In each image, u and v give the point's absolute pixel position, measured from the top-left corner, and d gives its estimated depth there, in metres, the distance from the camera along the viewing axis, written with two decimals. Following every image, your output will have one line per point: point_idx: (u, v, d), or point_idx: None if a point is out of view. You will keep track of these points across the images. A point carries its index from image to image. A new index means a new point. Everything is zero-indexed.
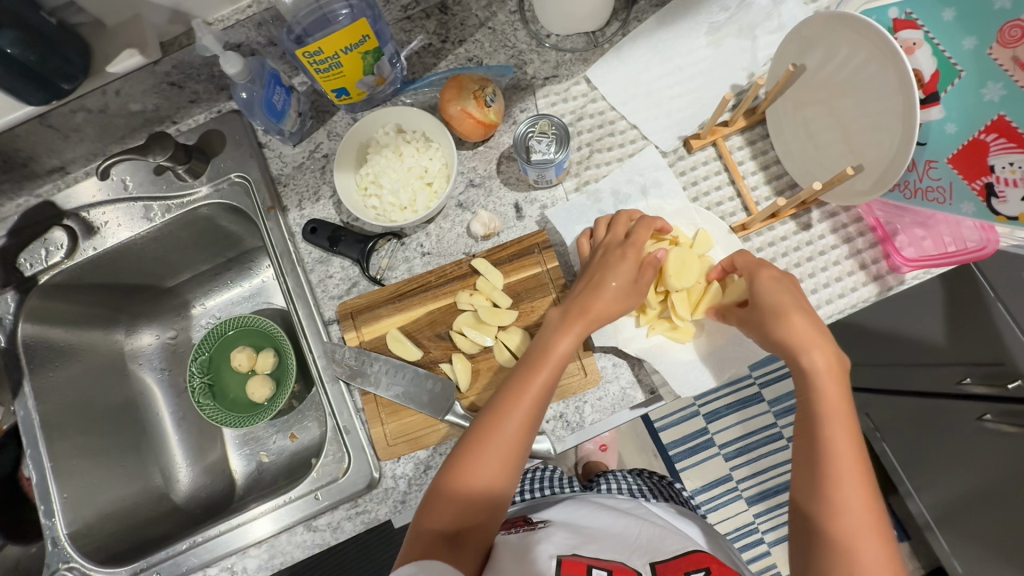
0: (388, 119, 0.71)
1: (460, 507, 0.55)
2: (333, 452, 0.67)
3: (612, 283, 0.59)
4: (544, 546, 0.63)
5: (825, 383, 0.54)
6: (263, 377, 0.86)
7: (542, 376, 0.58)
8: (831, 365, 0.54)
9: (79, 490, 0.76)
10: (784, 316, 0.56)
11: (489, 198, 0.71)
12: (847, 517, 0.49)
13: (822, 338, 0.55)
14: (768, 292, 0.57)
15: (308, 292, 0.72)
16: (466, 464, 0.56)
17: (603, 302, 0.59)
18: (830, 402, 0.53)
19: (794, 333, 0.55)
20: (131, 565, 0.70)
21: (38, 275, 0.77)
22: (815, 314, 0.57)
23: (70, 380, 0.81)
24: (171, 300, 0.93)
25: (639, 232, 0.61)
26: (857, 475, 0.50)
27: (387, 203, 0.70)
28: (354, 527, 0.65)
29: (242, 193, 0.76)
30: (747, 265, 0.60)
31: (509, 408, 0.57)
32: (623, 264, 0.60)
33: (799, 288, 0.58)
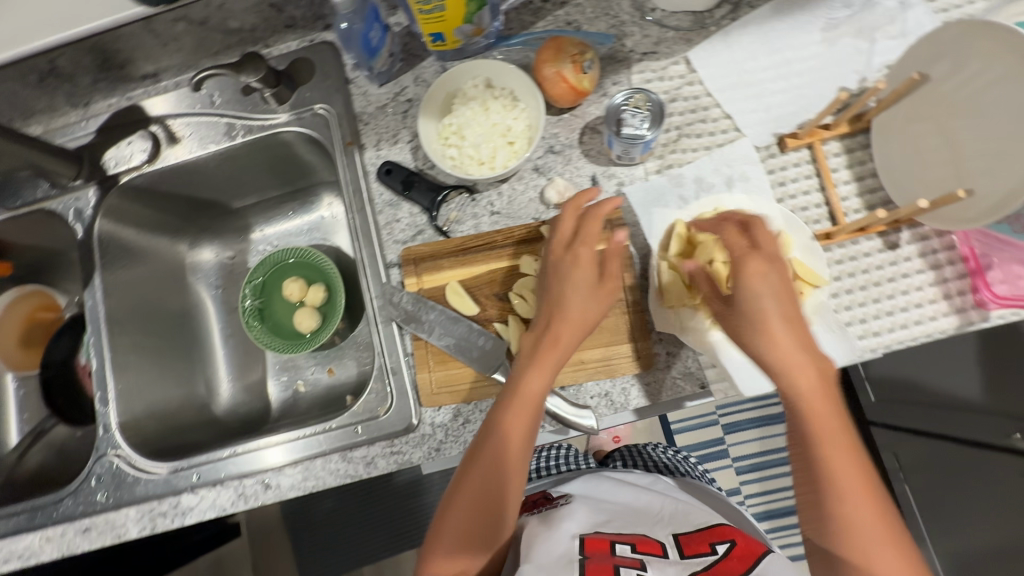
0: (480, 71, 0.70)
1: (474, 543, 0.58)
2: (377, 390, 0.69)
3: (577, 294, 0.59)
4: (567, 524, 0.64)
5: (812, 403, 0.51)
6: (312, 310, 0.89)
7: (521, 416, 0.57)
8: (814, 380, 0.52)
9: (131, 384, 0.79)
10: (762, 333, 0.52)
11: (567, 166, 0.70)
12: (858, 532, 0.50)
13: (808, 360, 0.52)
14: (744, 300, 0.52)
15: (373, 233, 0.72)
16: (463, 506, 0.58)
17: (569, 326, 0.59)
18: (818, 422, 0.51)
19: (779, 358, 0.52)
20: (175, 462, 0.71)
21: (119, 175, 0.79)
22: (796, 321, 0.53)
23: (135, 280, 0.85)
24: (235, 221, 0.96)
25: (581, 225, 0.62)
26: (858, 485, 0.50)
27: (465, 155, 0.69)
28: (387, 466, 0.66)
29: (323, 126, 0.77)
30: (733, 256, 0.54)
31: (496, 453, 0.57)
32: (578, 270, 0.60)
33: (787, 286, 0.53)
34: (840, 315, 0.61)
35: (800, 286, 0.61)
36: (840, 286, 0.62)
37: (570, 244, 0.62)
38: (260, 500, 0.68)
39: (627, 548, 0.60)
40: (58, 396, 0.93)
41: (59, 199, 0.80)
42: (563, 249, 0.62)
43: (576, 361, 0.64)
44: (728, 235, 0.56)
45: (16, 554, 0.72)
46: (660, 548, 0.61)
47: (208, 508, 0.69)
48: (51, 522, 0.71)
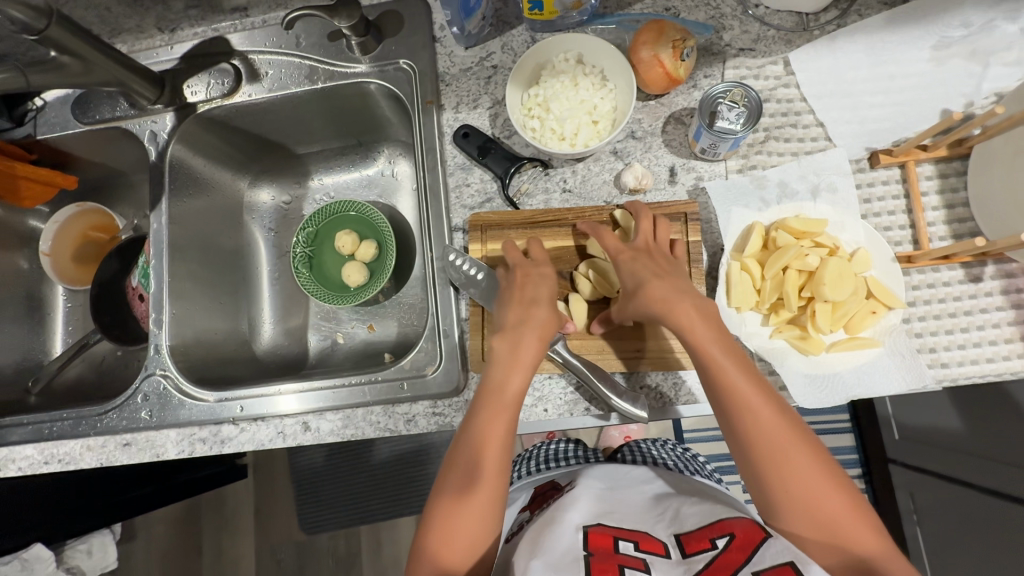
0: (573, 46, 0.69)
1: (468, 532, 0.55)
2: (427, 349, 0.69)
3: (539, 304, 0.61)
4: (571, 516, 0.62)
5: (697, 331, 0.55)
6: (362, 265, 0.88)
7: (496, 405, 0.57)
8: (697, 321, 0.56)
9: (184, 311, 0.80)
10: (643, 293, 0.57)
11: (646, 153, 0.69)
12: (764, 429, 0.53)
13: (681, 297, 0.57)
14: (627, 272, 0.60)
15: (442, 195, 0.72)
16: (452, 487, 0.56)
17: (529, 342, 0.59)
18: (711, 355, 0.55)
19: (658, 302, 0.57)
20: (222, 392, 0.72)
21: (197, 104, 0.80)
22: (674, 279, 0.58)
23: (197, 210, 0.86)
24: (297, 166, 0.96)
25: (532, 252, 0.65)
26: (765, 408, 0.54)
27: (547, 128, 0.68)
28: (427, 425, 0.67)
29: (405, 81, 0.77)
30: (611, 244, 0.62)
31: (478, 442, 0.56)
32: (524, 286, 0.62)
33: (655, 259, 0.60)
34: (912, 341, 0.60)
35: (875, 306, 0.59)
36: (913, 312, 0.61)
37: (536, 263, 0.64)
38: (298, 440, 0.69)
39: (629, 546, 0.58)
40: (106, 313, 0.91)
41: (137, 119, 0.81)
42: (524, 270, 0.64)
43: (631, 349, 0.64)
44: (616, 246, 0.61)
45: (57, 457, 0.73)
46: (663, 547, 0.57)
47: (248, 441, 0.70)
48: (93, 432, 0.73)
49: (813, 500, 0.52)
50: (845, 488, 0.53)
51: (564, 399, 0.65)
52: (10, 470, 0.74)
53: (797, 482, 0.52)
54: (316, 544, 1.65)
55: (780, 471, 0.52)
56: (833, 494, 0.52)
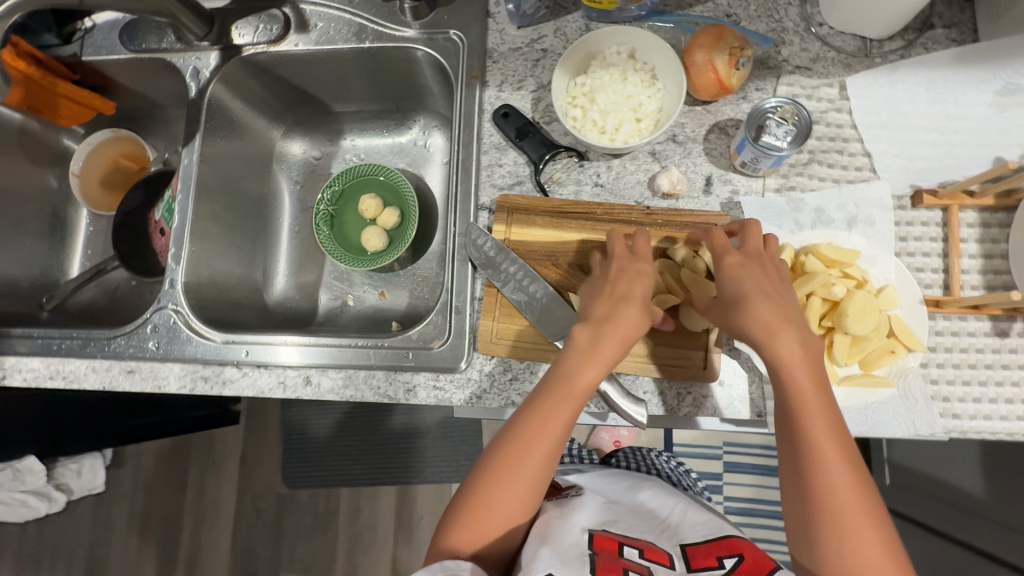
0: (628, 39, 0.68)
1: (497, 521, 0.55)
2: (436, 322, 0.70)
3: (631, 301, 0.58)
4: (578, 518, 0.64)
5: (789, 362, 0.52)
6: (382, 232, 0.88)
7: (563, 401, 0.55)
8: (797, 353, 0.53)
9: (202, 251, 0.81)
10: (746, 307, 0.55)
11: (685, 159, 0.68)
12: (834, 485, 0.49)
13: (785, 325, 0.53)
14: (732, 283, 0.57)
15: (473, 171, 0.72)
16: (494, 471, 0.56)
17: (611, 342, 0.56)
18: (799, 382, 0.52)
19: (755, 321, 0.54)
20: (229, 334, 0.73)
21: (243, 47, 0.79)
22: (780, 301, 0.55)
23: (228, 152, 0.86)
24: (331, 123, 0.96)
25: (637, 241, 0.62)
26: (839, 460, 0.50)
27: (589, 119, 0.67)
28: (426, 398, 0.67)
29: (452, 53, 0.76)
30: (719, 248, 0.59)
31: (533, 436, 0.55)
32: (622, 280, 0.60)
33: (769, 274, 0.57)
34: (926, 387, 0.59)
35: (894, 345, 0.58)
36: (932, 357, 0.59)
37: (637, 253, 0.62)
38: (298, 393, 0.69)
39: (634, 552, 0.60)
40: (126, 241, 0.92)
41: (182, 55, 0.81)
42: (625, 263, 0.61)
43: (639, 354, 0.64)
44: (731, 259, 0.58)
45: (61, 374, 0.74)
46: (667, 557, 0.60)
47: (248, 386, 0.71)
48: (100, 355, 0.74)
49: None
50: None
51: None
52: (16, 380, 0.75)
53: (850, 543, 0.48)
54: (297, 498, 1.67)
55: (836, 534, 0.48)
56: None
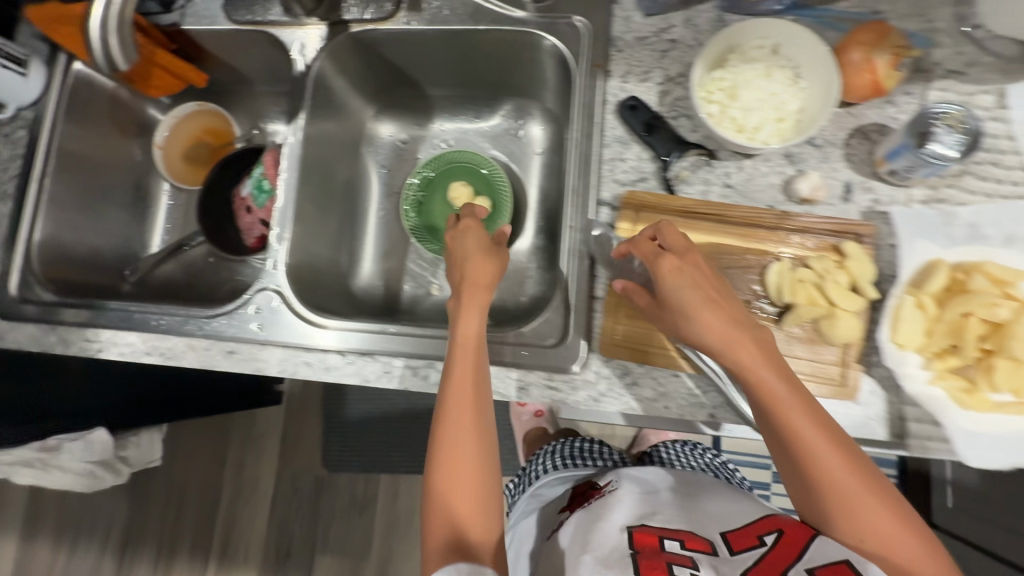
0: (772, 33, 0.64)
1: (466, 499, 0.58)
2: (549, 320, 0.68)
3: (474, 254, 0.65)
4: (614, 516, 0.63)
5: (760, 374, 0.52)
6: None
7: (466, 357, 0.60)
8: (758, 357, 0.52)
9: (302, 232, 0.79)
10: (695, 314, 0.53)
11: (823, 163, 0.65)
12: (831, 478, 0.52)
13: (734, 326, 0.52)
14: (672, 291, 0.54)
15: (594, 165, 0.69)
16: (451, 461, 0.58)
17: (472, 294, 0.62)
18: (772, 390, 0.52)
19: (711, 331, 0.53)
20: (345, 323, 0.71)
21: (352, 24, 0.76)
22: (722, 296, 0.54)
23: (327, 130, 0.83)
24: (423, 106, 0.93)
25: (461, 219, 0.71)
26: (829, 453, 0.52)
27: (727, 116, 0.63)
28: (539, 397, 0.65)
29: (573, 39, 0.72)
30: (649, 252, 0.58)
31: (458, 413, 0.59)
32: (466, 244, 0.66)
33: (701, 269, 0.55)
34: None
35: None
36: None
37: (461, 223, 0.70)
38: (405, 383, 0.68)
39: (675, 544, 0.57)
40: (211, 217, 0.91)
41: (290, 29, 0.79)
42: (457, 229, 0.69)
43: None
44: (664, 265, 0.55)
45: (158, 350, 0.73)
46: (709, 545, 0.56)
47: (352, 374, 0.69)
48: (200, 333, 0.72)
49: (879, 542, 0.52)
50: (916, 530, 0.53)
51: (689, 401, 0.63)
52: (112, 353, 0.73)
53: (859, 519, 0.52)
54: (335, 481, 1.65)
55: (845, 514, 0.52)
56: (901, 536, 0.52)
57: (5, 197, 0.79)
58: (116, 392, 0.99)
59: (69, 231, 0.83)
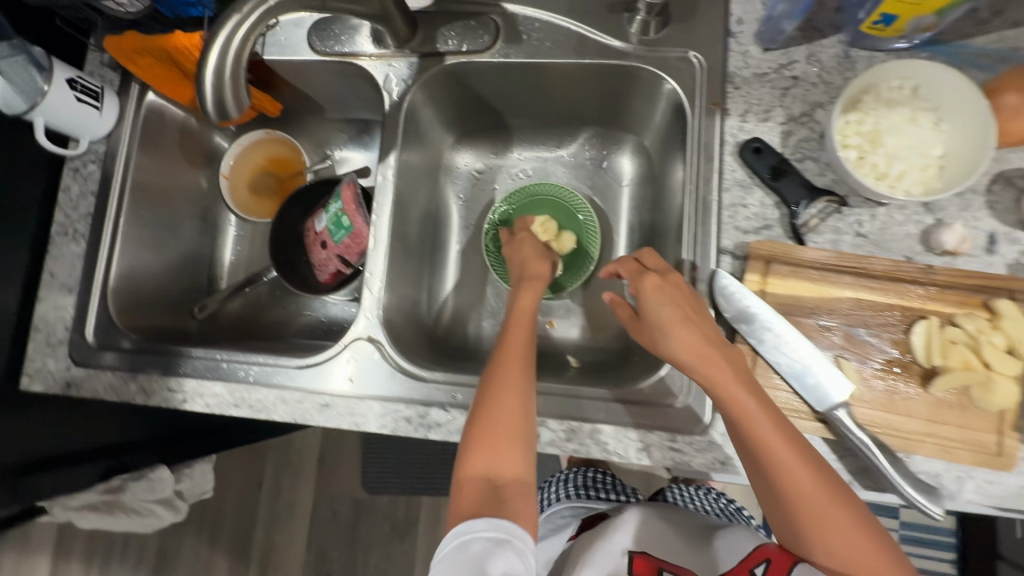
0: (913, 74, 0.59)
1: (506, 463, 0.56)
2: (670, 377, 0.64)
3: (528, 252, 0.76)
4: (617, 536, 0.63)
5: (724, 384, 0.54)
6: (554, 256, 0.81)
7: (520, 323, 0.67)
8: (728, 373, 0.54)
9: (393, 274, 0.75)
10: (671, 327, 0.57)
11: (964, 212, 0.61)
12: (801, 490, 0.51)
13: (703, 334, 0.56)
14: (653, 306, 0.59)
15: (713, 210, 0.65)
16: (493, 420, 0.58)
17: (529, 287, 0.71)
18: (744, 406, 0.53)
19: (683, 343, 0.56)
20: (447, 375, 0.68)
21: (446, 57, 0.73)
22: (698, 314, 0.58)
23: (412, 165, 0.80)
24: (501, 134, 0.89)
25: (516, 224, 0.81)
26: (795, 462, 0.51)
27: (867, 163, 0.60)
28: (661, 458, 0.62)
29: (686, 74, 0.68)
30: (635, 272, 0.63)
31: (499, 385, 0.60)
32: (523, 246, 0.77)
33: (681, 290, 0.60)
34: None
35: None
36: None
37: (517, 233, 0.80)
38: None
39: None
40: (284, 252, 0.87)
41: (376, 61, 0.75)
42: (511, 242, 0.79)
43: (918, 430, 0.58)
44: (647, 283, 0.60)
45: (248, 403, 0.69)
46: None
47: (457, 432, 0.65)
48: (291, 384, 0.69)
49: (857, 563, 0.49)
50: (891, 553, 0.50)
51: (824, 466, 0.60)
52: (197, 405, 0.70)
53: (833, 534, 0.50)
54: (376, 505, 1.61)
55: (818, 529, 0.50)
56: (875, 555, 0.49)
57: (78, 236, 0.76)
58: (162, 425, 0.91)
59: (142, 270, 0.80)
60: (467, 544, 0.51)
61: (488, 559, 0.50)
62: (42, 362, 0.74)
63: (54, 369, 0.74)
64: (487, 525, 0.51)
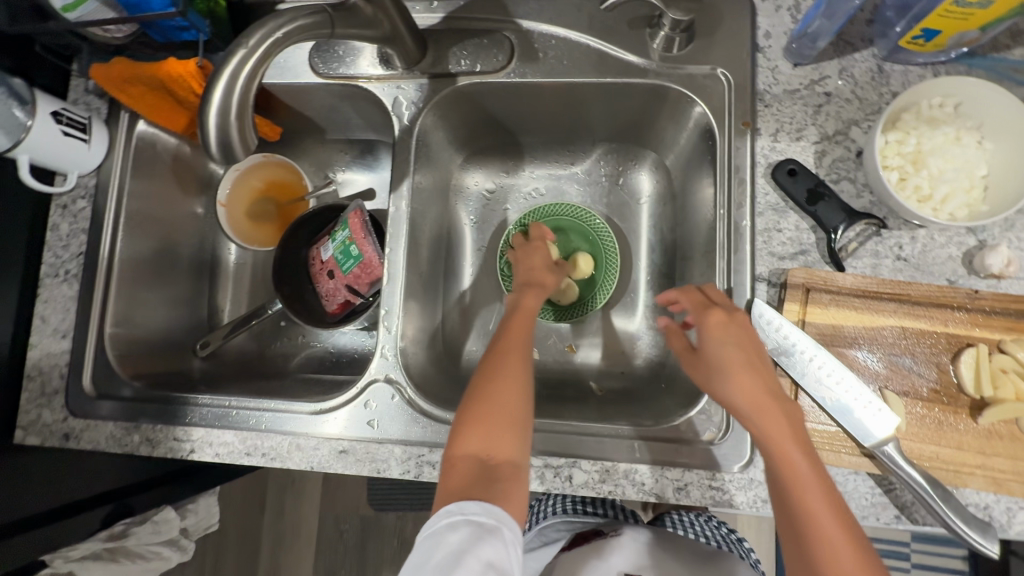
0: (956, 91, 0.57)
1: (500, 442, 0.54)
2: (708, 411, 0.61)
3: (538, 257, 0.73)
4: (614, 559, 0.68)
5: (772, 430, 0.51)
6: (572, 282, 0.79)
7: (522, 318, 0.65)
8: (783, 424, 0.51)
9: (407, 305, 0.71)
10: (730, 365, 0.54)
11: (1008, 233, 0.59)
12: (834, 554, 0.46)
13: (762, 378, 0.53)
14: (714, 345, 0.56)
15: (747, 235, 0.62)
16: (486, 400, 0.56)
17: (534, 292, 0.69)
18: (796, 467, 0.49)
19: (741, 386, 0.53)
20: None
21: (459, 77, 0.69)
22: (759, 359, 0.55)
23: (423, 190, 0.76)
24: (513, 152, 0.85)
25: (532, 232, 0.77)
26: (833, 524, 0.47)
27: (909, 186, 0.57)
28: (701, 498, 0.59)
29: (713, 92, 0.65)
30: (698, 305, 0.59)
31: (495, 374, 0.58)
32: (535, 253, 0.74)
33: (745, 334, 0.56)
34: None
35: None
36: None
37: (531, 240, 0.76)
38: (547, 486, 0.60)
39: None
40: (287, 282, 0.82)
41: (383, 82, 0.71)
42: (523, 248, 0.75)
43: (969, 462, 0.55)
44: (710, 318, 0.57)
45: (260, 450, 0.65)
46: None
47: None
48: (305, 429, 0.65)
49: None
50: None
51: (871, 500, 0.57)
52: (206, 454, 0.66)
53: None
54: (383, 522, 1.55)
55: None
56: None
57: (70, 277, 0.72)
58: (174, 463, 0.87)
59: (139, 309, 0.76)
60: (454, 526, 0.48)
61: (478, 543, 0.47)
62: (36, 414, 0.69)
63: (50, 421, 0.69)
64: (478, 508, 0.49)
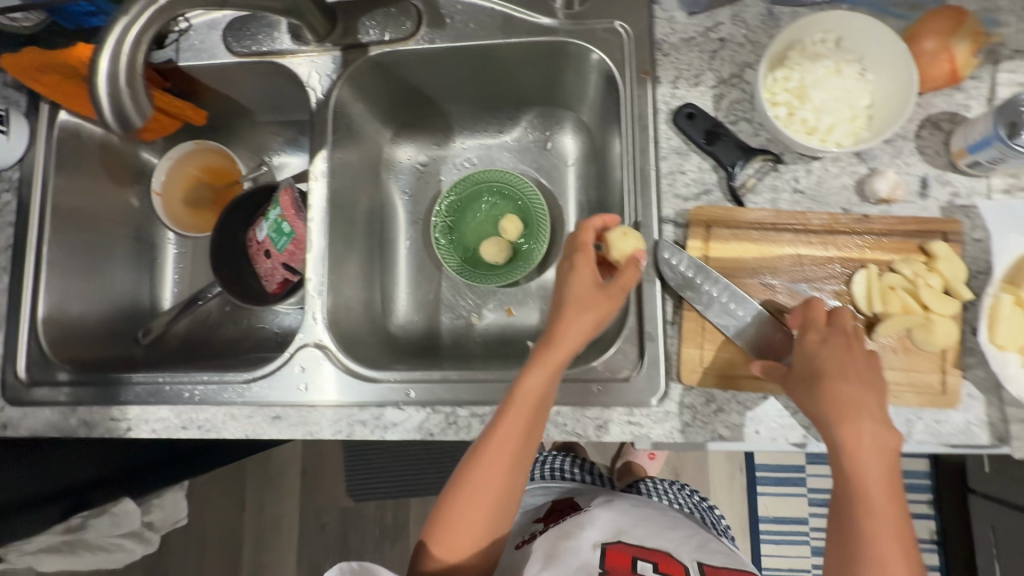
0: (834, 26, 0.60)
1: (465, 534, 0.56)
2: (625, 350, 0.63)
3: (574, 294, 0.61)
4: (589, 532, 0.68)
5: (858, 460, 0.46)
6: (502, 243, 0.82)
7: (526, 409, 0.56)
8: (874, 449, 0.46)
9: (336, 276, 0.72)
10: (825, 383, 0.50)
11: (895, 159, 0.61)
12: None
13: (861, 400, 0.48)
14: (807, 360, 0.52)
15: (652, 179, 0.64)
16: (461, 496, 0.57)
17: (562, 349, 0.58)
18: (870, 497, 0.45)
19: (829, 400, 0.49)
20: (403, 373, 0.66)
21: (369, 48, 0.71)
22: (859, 376, 0.50)
23: (349, 163, 0.77)
24: (441, 124, 0.87)
25: (582, 235, 0.63)
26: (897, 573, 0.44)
27: (797, 119, 0.60)
28: (620, 434, 0.61)
29: (614, 46, 0.67)
30: (807, 319, 0.54)
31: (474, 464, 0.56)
32: (579, 280, 0.61)
33: (853, 358, 0.51)
34: None
35: None
36: None
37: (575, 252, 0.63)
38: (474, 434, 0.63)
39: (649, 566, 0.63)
40: (223, 265, 0.83)
41: (298, 58, 0.73)
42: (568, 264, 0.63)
43: None
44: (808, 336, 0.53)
45: (195, 423, 0.66)
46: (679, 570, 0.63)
47: (413, 430, 0.64)
48: (239, 400, 0.66)
49: None
50: None
51: (780, 421, 0.59)
52: (142, 432, 0.67)
53: None
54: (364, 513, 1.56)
55: None
56: None
57: None
58: None
59: (75, 300, 0.77)
60: None
61: None
62: None
63: None
64: None
